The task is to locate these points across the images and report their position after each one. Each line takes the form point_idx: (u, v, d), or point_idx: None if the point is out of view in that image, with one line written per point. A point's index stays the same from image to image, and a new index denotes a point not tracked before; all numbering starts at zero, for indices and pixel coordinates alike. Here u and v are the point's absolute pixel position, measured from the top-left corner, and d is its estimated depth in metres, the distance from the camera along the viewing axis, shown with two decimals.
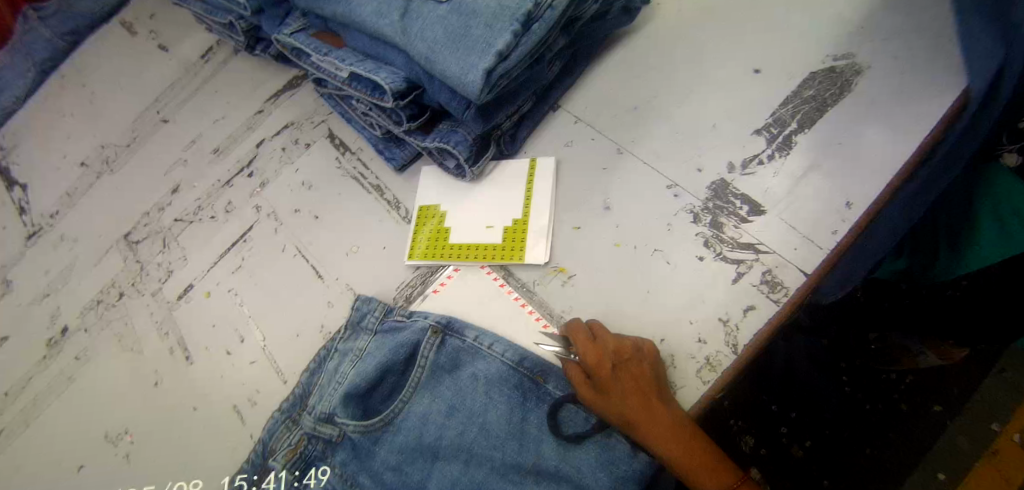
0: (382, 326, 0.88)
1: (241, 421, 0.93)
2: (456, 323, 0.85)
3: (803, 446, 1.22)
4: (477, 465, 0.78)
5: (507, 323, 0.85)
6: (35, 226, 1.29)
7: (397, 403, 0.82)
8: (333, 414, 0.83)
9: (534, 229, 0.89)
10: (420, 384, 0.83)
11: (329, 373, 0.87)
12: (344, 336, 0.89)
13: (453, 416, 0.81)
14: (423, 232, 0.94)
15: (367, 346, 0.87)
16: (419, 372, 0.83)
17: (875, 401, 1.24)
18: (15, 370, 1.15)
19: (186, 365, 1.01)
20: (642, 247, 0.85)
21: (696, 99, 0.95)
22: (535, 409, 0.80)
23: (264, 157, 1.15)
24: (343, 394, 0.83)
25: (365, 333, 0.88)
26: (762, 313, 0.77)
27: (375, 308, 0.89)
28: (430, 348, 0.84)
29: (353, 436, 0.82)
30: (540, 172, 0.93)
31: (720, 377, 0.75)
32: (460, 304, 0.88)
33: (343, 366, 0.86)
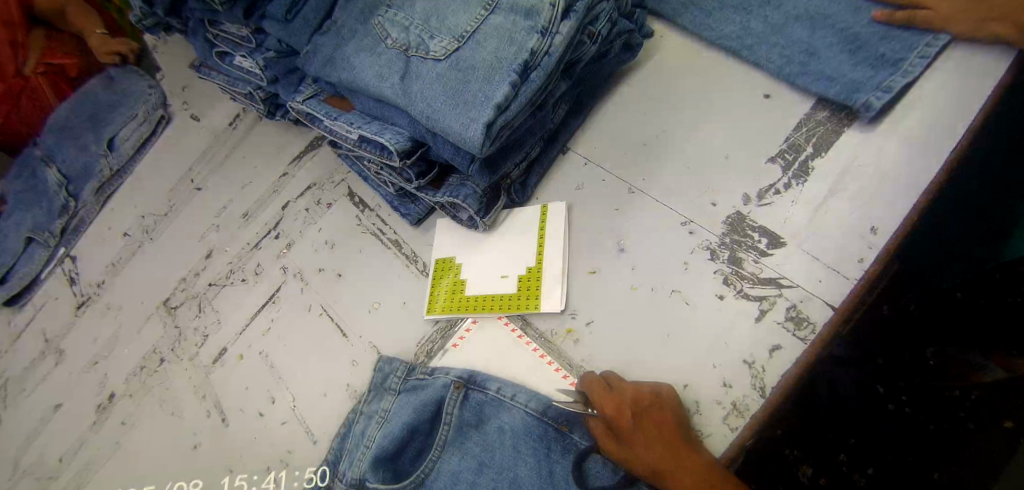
0: (405, 385, 0.88)
1: (274, 482, 0.94)
2: (477, 376, 0.84)
3: (866, 474, 1.03)
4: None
5: (528, 375, 0.84)
6: (85, 295, 1.36)
7: (427, 463, 0.82)
8: (364, 480, 0.82)
9: (549, 276, 0.88)
10: (447, 440, 0.82)
11: (356, 436, 0.87)
12: (369, 398, 0.90)
13: (483, 472, 0.79)
14: (440, 286, 0.94)
15: (391, 407, 0.87)
16: (445, 429, 0.83)
17: (941, 420, 1.04)
18: (68, 436, 1.21)
19: (223, 428, 1.04)
20: (660, 289, 0.83)
21: (707, 130, 0.93)
22: (561, 461, 0.77)
23: (289, 218, 1.19)
24: (373, 458, 0.83)
25: (390, 393, 0.88)
26: (789, 353, 0.75)
27: (397, 369, 0.89)
28: (453, 404, 0.84)
29: None
30: (551, 217, 0.93)
31: (750, 422, 0.73)
32: (479, 357, 0.87)
33: (370, 428, 0.87)
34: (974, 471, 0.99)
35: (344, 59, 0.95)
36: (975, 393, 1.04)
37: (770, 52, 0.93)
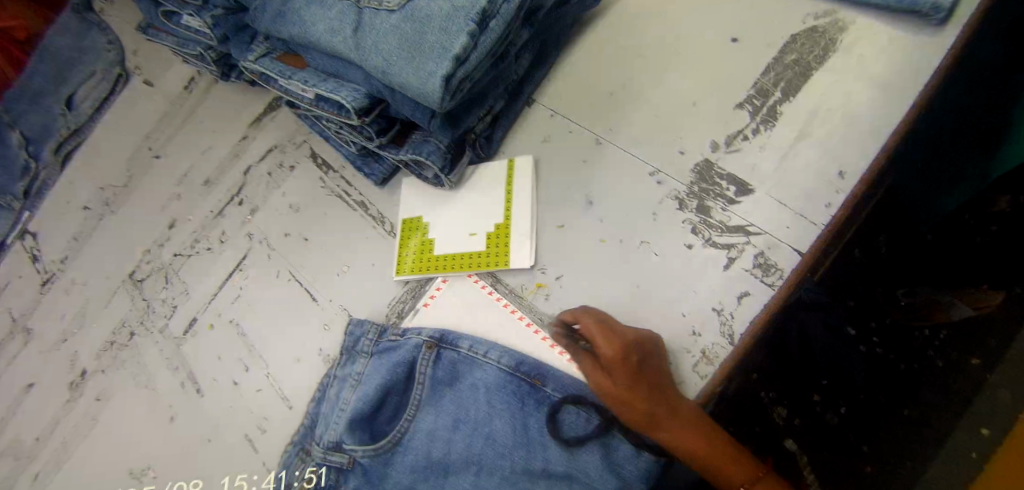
0: (377, 347, 0.87)
1: (254, 449, 0.94)
2: (450, 334, 0.83)
3: (839, 412, 1.07)
4: (487, 478, 0.74)
5: (498, 331, 0.83)
6: (48, 272, 1.32)
7: (402, 423, 0.80)
8: (341, 442, 0.81)
9: (518, 232, 0.87)
10: (422, 400, 0.81)
11: (332, 400, 0.86)
12: (342, 362, 0.89)
13: (459, 429, 0.78)
14: (409, 246, 0.93)
15: (365, 370, 0.86)
16: (418, 389, 0.81)
17: (911, 359, 1.07)
18: (44, 414, 1.20)
19: (198, 397, 1.03)
20: (629, 240, 0.82)
21: (673, 77, 0.91)
22: (536, 412, 0.76)
23: (252, 183, 1.15)
24: (348, 420, 0.82)
25: (363, 355, 0.86)
26: (757, 298, 0.75)
27: (368, 331, 0.88)
28: (426, 364, 0.82)
29: (364, 461, 0.80)
30: (519, 171, 0.91)
31: (719, 369, 0.73)
32: (449, 316, 0.86)
33: (344, 392, 0.86)
34: (938, 403, 1.04)
35: (294, 13, 0.90)
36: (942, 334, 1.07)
37: None
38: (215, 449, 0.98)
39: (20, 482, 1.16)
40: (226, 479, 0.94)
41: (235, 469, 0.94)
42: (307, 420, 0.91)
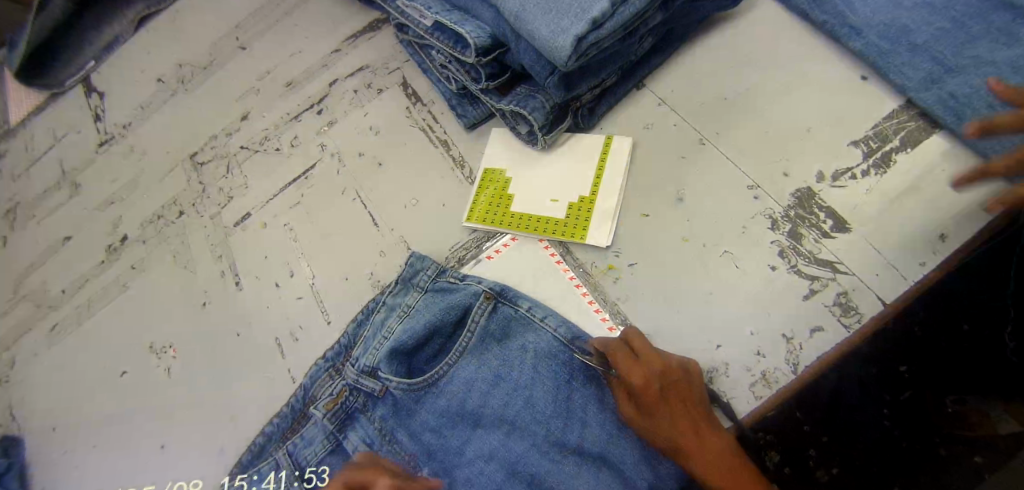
0: (434, 285, 0.84)
1: (282, 354, 0.94)
2: (508, 292, 0.82)
3: (829, 472, 0.99)
4: (517, 439, 0.74)
5: (559, 301, 0.81)
6: (108, 134, 1.34)
7: (441, 366, 0.79)
8: (377, 369, 0.80)
9: (601, 209, 0.84)
10: (468, 348, 0.79)
11: (375, 326, 0.83)
12: (393, 290, 0.85)
13: (499, 385, 0.77)
14: (483, 194, 0.91)
15: (416, 303, 0.83)
16: (468, 335, 0.80)
17: (915, 439, 0.98)
18: (77, 268, 1.24)
19: (235, 290, 1.03)
20: (712, 246, 0.80)
21: (791, 100, 0.89)
22: (582, 388, 0.75)
23: (335, 96, 1.14)
24: (389, 349, 0.80)
25: (416, 290, 0.84)
26: (830, 335, 0.73)
27: (428, 267, 0.85)
28: (481, 313, 0.81)
29: (396, 393, 0.79)
30: (614, 151, 0.88)
31: (777, 394, 0.71)
32: (512, 274, 0.85)
33: (390, 321, 0.83)
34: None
35: None
36: (976, 458, 0.95)
37: (919, 31, 0.87)
38: (244, 345, 0.98)
39: (39, 327, 1.21)
40: (249, 375, 0.96)
41: (259, 369, 0.95)
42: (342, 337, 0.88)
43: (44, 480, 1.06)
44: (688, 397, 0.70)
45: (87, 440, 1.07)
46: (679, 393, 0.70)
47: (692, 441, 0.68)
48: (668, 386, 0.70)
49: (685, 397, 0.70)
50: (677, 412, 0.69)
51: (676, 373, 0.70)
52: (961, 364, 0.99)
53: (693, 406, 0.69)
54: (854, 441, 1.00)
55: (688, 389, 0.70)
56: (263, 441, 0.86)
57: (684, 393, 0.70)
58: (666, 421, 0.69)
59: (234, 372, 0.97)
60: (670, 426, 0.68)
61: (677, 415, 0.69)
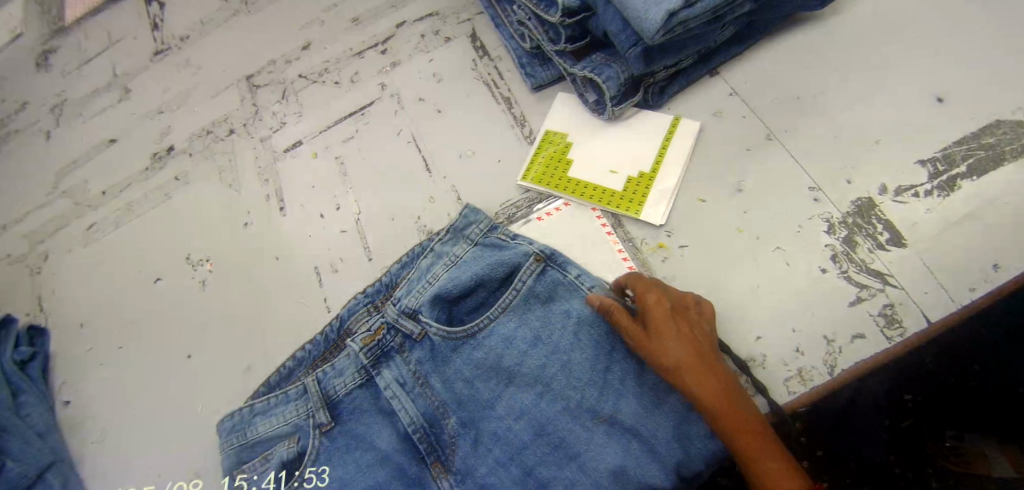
0: (485, 240, 0.85)
1: (320, 282, 0.96)
2: (558, 257, 0.82)
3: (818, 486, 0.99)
4: (549, 402, 0.75)
5: (605, 270, 0.82)
6: (165, 45, 1.34)
7: (482, 320, 0.80)
8: (418, 312, 0.81)
9: (659, 187, 0.85)
10: (510, 305, 0.80)
11: (420, 269, 0.84)
12: (443, 238, 0.86)
13: (537, 346, 0.78)
14: (541, 156, 0.91)
15: (464, 254, 0.84)
16: (512, 293, 0.80)
17: (907, 467, 0.98)
18: (120, 172, 1.25)
19: (278, 215, 1.04)
20: (765, 240, 0.81)
21: (863, 109, 0.89)
22: (620, 361, 0.76)
23: (401, 39, 1.13)
24: (433, 295, 0.81)
25: (466, 241, 0.84)
26: (870, 344, 0.74)
27: (481, 221, 0.86)
28: (529, 273, 0.81)
29: (434, 338, 0.80)
30: (680, 132, 0.88)
31: (810, 392, 0.72)
32: (560, 237, 0.85)
33: (436, 267, 0.84)
34: None
35: None
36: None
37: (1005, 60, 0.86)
38: (282, 270, 1.00)
39: (76, 225, 1.23)
40: (284, 299, 0.97)
41: (294, 294, 0.97)
42: (388, 276, 0.88)
43: (67, 371, 1.09)
44: (697, 324, 0.73)
45: (113, 339, 1.09)
46: (689, 320, 0.73)
47: (694, 365, 0.69)
48: (679, 310, 0.73)
49: (694, 323, 0.73)
50: (687, 332, 0.72)
51: (688, 303, 0.74)
52: (963, 404, 0.99)
53: (699, 333, 0.72)
54: (850, 459, 1.00)
55: (698, 320, 0.73)
56: (293, 365, 0.86)
57: (693, 319, 0.73)
58: (672, 341, 0.71)
59: (268, 294, 0.99)
60: (676, 346, 0.70)
61: (684, 337, 0.71)
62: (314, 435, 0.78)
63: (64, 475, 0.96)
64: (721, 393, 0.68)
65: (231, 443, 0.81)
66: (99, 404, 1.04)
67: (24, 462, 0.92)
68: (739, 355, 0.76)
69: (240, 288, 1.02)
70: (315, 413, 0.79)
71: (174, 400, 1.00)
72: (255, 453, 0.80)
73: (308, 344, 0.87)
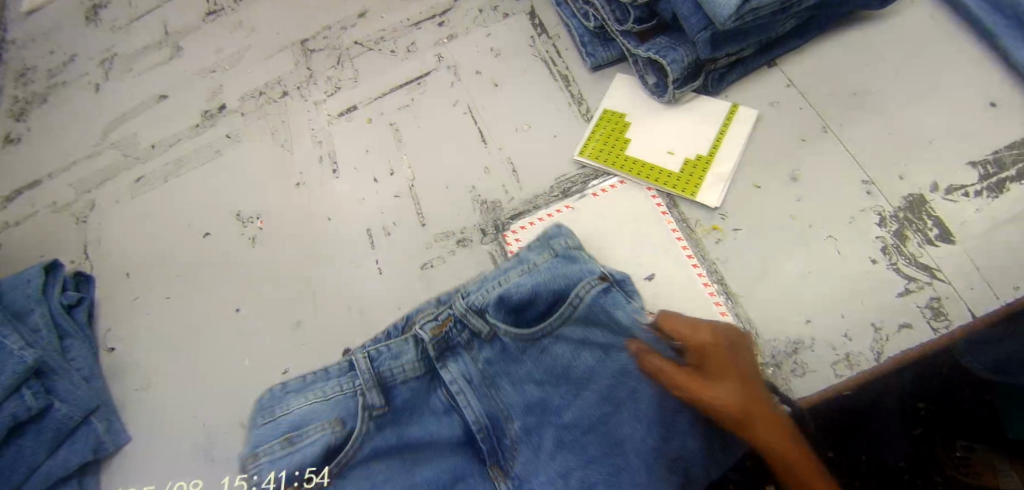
0: (566, 252, 0.81)
1: (372, 245, 0.98)
2: (627, 283, 0.80)
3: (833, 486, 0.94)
4: (614, 423, 0.72)
5: (658, 248, 0.84)
6: (218, 6, 1.37)
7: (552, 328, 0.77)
8: (487, 312, 0.76)
9: (715, 171, 0.87)
10: (579, 317, 0.76)
11: (497, 273, 0.82)
12: (533, 247, 0.84)
13: (606, 362, 0.75)
14: (600, 134, 0.93)
15: (541, 262, 0.80)
16: (576, 305, 0.76)
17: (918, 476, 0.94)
18: (170, 127, 1.26)
19: (331, 177, 1.07)
20: (817, 229, 0.83)
21: (917, 107, 0.90)
22: None
23: (458, 12, 1.14)
24: (503, 297, 0.76)
25: (548, 250, 0.81)
26: (916, 333, 0.76)
27: (567, 238, 0.84)
28: (592, 288, 0.77)
29: (504, 340, 0.77)
30: (738, 119, 0.90)
31: (856, 376, 0.75)
32: (615, 214, 0.88)
33: (513, 271, 0.80)
34: None
35: None
36: None
37: None
38: (334, 231, 1.02)
39: (122, 177, 1.24)
40: (336, 259, 1.00)
41: (346, 254, 0.99)
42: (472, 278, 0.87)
43: (111, 318, 1.09)
44: (739, 360, 0.70)
45: (159, 289, 1.10)
46: (729, 356, 0.70)
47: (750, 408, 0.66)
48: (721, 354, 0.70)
49: (735, 360, 0.70)
50: (730, 371, 0.68)
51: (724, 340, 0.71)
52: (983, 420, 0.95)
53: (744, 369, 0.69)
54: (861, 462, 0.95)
55: (738, 353, 0.71)
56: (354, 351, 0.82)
57: (733, 355, 0.70)
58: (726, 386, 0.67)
59: (319, 253, 1.01)
60: (731, 390, 0.67)
61: (734, 380, 0.68)
62: (362, 420, 0.72)
63: (109, 420, 0.96)
64: (778, 440, 0.65)
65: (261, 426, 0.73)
66: (143, 352, 1.05)
67: (70, 404, 0.92)
68: (788, 337, 0.78)
69: (291, 246, 1.04)
70: (365, 394, 0.72)
71: (221, 352, 1.01)
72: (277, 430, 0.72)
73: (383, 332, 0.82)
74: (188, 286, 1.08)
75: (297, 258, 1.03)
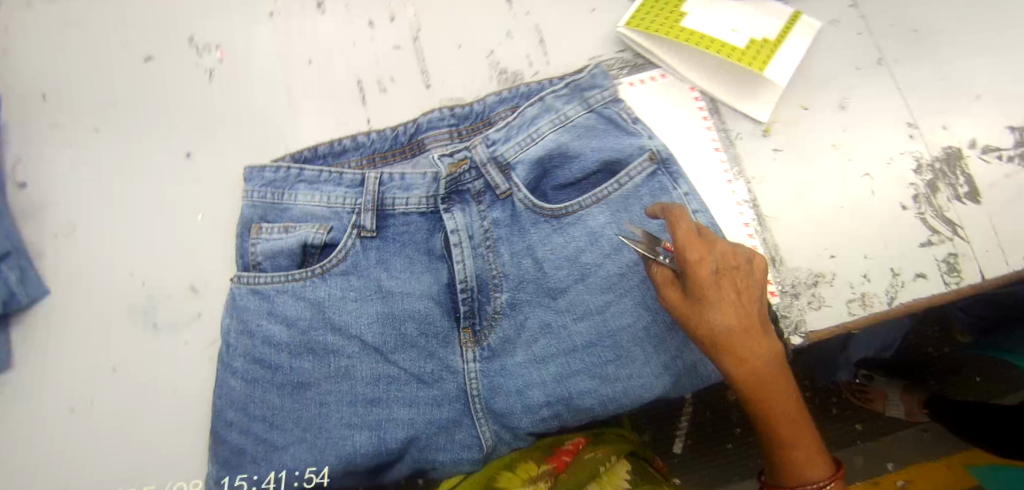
0: (603, 110, 0.78)
1: (360, 101, 0.88)
2: (673, 165, 0.76)
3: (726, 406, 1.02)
4: (616, 314, 0.74)
5: (696, 153, 0.81)
6: None
7: (573, 203, 0.75)
8: (511, 168, 0.76)
9: (766, 82, 0.83)
10: (607, 197, 0.75)
11: (526, 118, 0.76)
12: (564, 93, 0.77)
13: (622, 250, 0.74)
14: (648, 12, 0.83)
15: (577, 119, 0.77)
16: (617, 185, 0.75)
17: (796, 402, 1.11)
18: None
19: (316, 14, 0.91)
20: (856, 165, 0.80)
21: (978, 57, 0.83)
22: None
23: None
24: (537, 157, 0.76)
25: (583, 104, 0.77)
26: (928, 284, 0.76)
27: (608, 87, 0.78)
28: (638, 171, 0.75)
29: (517, 206, 0.76)
30: (799, 27, 0.82)
31: (867, 315, 0.75)
32: (654, 107, 0.84)
33: (545, 124, 0.77)
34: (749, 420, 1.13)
35: None
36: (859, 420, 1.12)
37: None
38: (317, 76, 0.89)
39: None
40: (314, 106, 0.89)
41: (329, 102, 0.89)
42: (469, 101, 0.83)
43: (21, 148, 0.88)
44: (746, 285, 0.63)
45: (84, 118, 0.89)
46: (737, 280, 0.62)
47: (737, 341, 0.62)
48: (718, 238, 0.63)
49: (744, 288, 0.63)
50: (732, 293, 0.62)
51: (737, 260, 0.63)
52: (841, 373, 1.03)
53: (750, 295, 0.63)
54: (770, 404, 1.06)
55: (746, 279, 0.63)
56: (349, 146, 0.81)
57: (742, 283, 0.63)
58: (727, 314, 0.61)
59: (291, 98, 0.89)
60: (728, 321, 0.61)
61: (741, 294, 0.62)
62: (349, 236, 0.75)
63: (21, 269, 0.83)
64: (744, 357, 0.62)
65: (259, 194, 0.76)
66: (66, 193, 0.88)
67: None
68: (809, 268, 0.77)
69: (259, 87, 0.90)
70: (361, 213, 0.74)
71: (165, 205, 0.87)
72: (283, 216, 0.76)
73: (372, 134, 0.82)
74: (127, 125, 0.89)
75: (264, 104, 0.89)
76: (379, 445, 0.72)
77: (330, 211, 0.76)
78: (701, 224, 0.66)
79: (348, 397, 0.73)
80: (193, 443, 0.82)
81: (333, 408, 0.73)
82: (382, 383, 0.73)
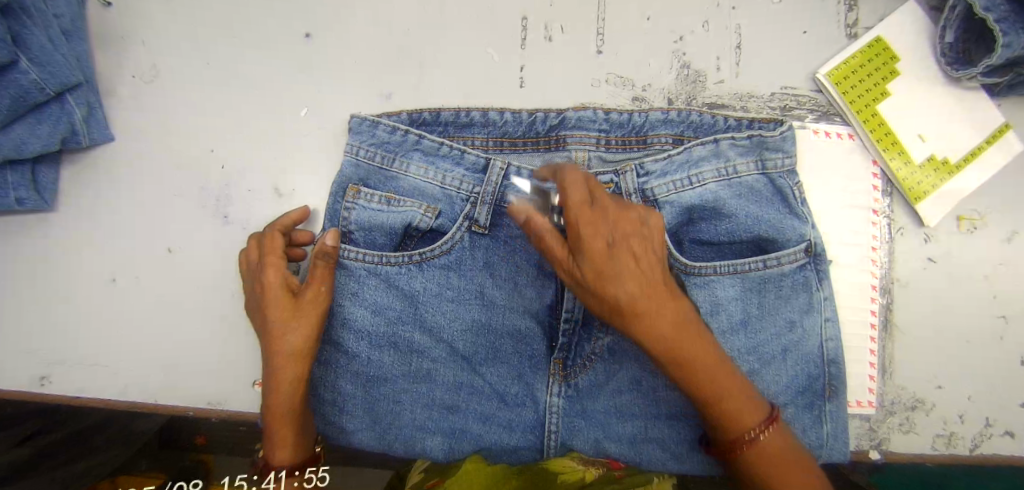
0: (774, 178, 0.71)
1: (520, 42, 0.76)
2: (824, 262, 0.72)
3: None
4: None
5: (849, 238, 0.76)
6: None
7: (708, 267, 0.69)
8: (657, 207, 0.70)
9: (951, 183, 0.75)
10: (745, 274, 0.70)
11: (690, 157, 0.70)
12: (744, 145, 0.71)
13: (743, 330, 0.71)
14: (863, 66, 0.76)
15: (745, 176, 0.70)
16: (760, 266, 0.70)
17: None
18: None
19: None
20: (995, 305, 0.75)
21: None
22: (804, 397, 0.72)
23: None
24: (690, 204, 0.70)
25: (758, 163, 0.70)
26: (1016, 444, 0.75)
27: (791, 154, 0.71)
28: (788, 259, 0.70)
29: None
30: (1006, 141, 0.75)
31: (949, 455, 0.75)
32: (825, 170, 0.76)
33: (711, 170, 0.70)
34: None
35: None
36: None
37: None
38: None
39: None
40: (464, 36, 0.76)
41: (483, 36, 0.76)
42: (628, 109, 0.74)
43: None
44: (644, 253, 0.55)
45: None
46: (634, 249, 0.54)
47: (639, 313, 0.54)
48: (608, 201, 0.56)
49: (641, 255, 0.55)
50: (626, 263, 0.54)
51: (632, 225, 0.55)
52: None
53: (649, 263, 0.55)
54: None
55: (646, 246, 0.55)
56: (478, 120, 0.72)
57: (639, 251, 0.55)
58: (627, 284, 0.53)
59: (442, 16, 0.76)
60: (628, 290, 0.54)
61: (634, 272, 0.54)
62: (459, 228, 0.69)
63: (89, 107, 0.70)
64: (644, 332, 0.55)
65: (367, 153, 0.70)
66: (157, 32, 0.74)
67: (41, 71, 0.64)
68: (914, 392, 0.76)
69: None
70: (477, 206, 0.68)
71: (270, 83, 0.74)
72: (387, 184, 0.70)
73: (508, 113, 0.72)
74: None
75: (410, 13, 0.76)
76: (448, 449, 0.72)
77: (437, 193, 0.69)
78: (586, 175, 0.58)
79: (425, 400, 0.72)
80: (241, 354, 0.72)
81: (407, 407, 0.72)
82: (461, 391, 0.72)
